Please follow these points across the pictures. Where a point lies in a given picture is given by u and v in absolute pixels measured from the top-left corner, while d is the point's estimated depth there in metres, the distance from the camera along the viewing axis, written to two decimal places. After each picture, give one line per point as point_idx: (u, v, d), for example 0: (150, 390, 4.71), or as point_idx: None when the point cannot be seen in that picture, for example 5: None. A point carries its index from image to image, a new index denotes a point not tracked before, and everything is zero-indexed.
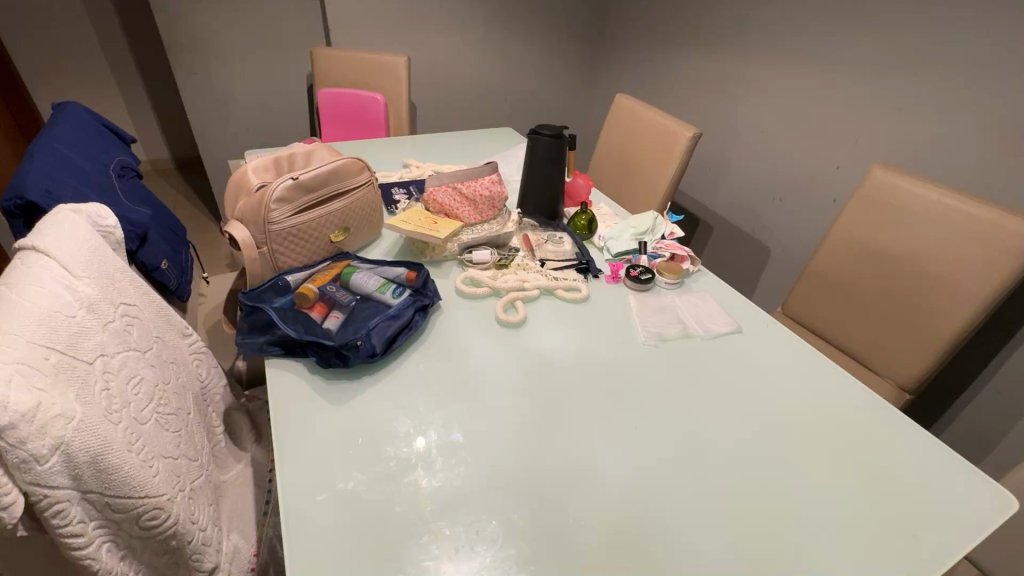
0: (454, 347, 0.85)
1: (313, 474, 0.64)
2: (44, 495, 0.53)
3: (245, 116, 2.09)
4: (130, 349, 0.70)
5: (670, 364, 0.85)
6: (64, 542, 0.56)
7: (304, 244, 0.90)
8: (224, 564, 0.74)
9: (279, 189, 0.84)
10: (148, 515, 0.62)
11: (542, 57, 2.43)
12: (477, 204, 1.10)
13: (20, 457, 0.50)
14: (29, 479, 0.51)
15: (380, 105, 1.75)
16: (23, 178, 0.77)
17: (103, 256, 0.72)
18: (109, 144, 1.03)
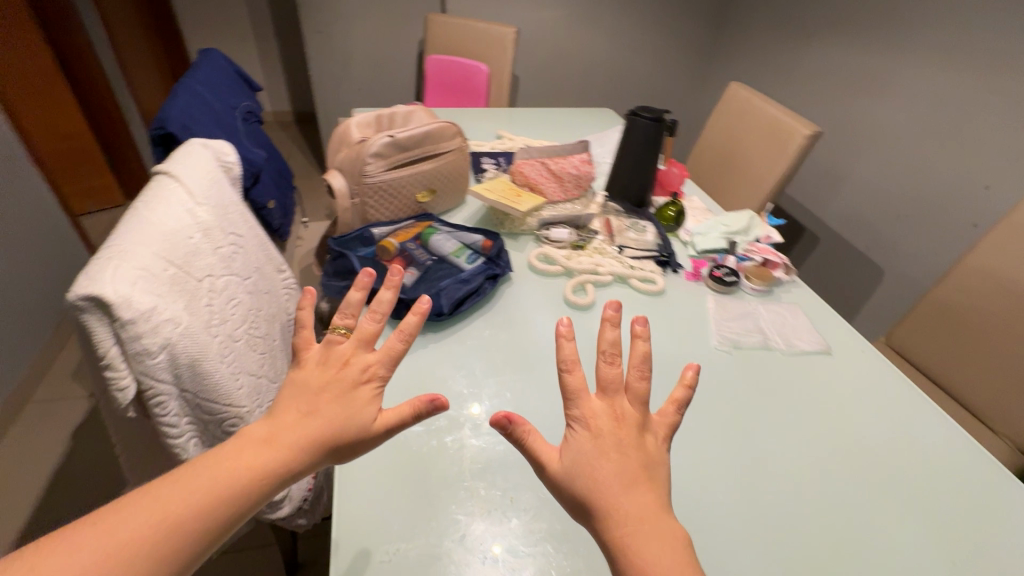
0: (518, 319, 0.86)
1: None
2: (151, 386, 0.61)
3: (360, 77, 2.21)
4: (233, 274, 0.78)
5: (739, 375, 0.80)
6: (162, 430, 0.65)
7: (392, 201, 0.94)
8: None
9: (377, 145, 0.88)
10: (229, 421, 0.70)
11: (655, 39, 2.32)
12: (563, 182, 1.10)
13: (136, 349, 0.58)
14: (140, 369, 0.59)
15: (483, 75, 1.78)
16: (166, 111, 0.87)
17: (221, 188, 0.81)
18: (240, 91, 1.14)
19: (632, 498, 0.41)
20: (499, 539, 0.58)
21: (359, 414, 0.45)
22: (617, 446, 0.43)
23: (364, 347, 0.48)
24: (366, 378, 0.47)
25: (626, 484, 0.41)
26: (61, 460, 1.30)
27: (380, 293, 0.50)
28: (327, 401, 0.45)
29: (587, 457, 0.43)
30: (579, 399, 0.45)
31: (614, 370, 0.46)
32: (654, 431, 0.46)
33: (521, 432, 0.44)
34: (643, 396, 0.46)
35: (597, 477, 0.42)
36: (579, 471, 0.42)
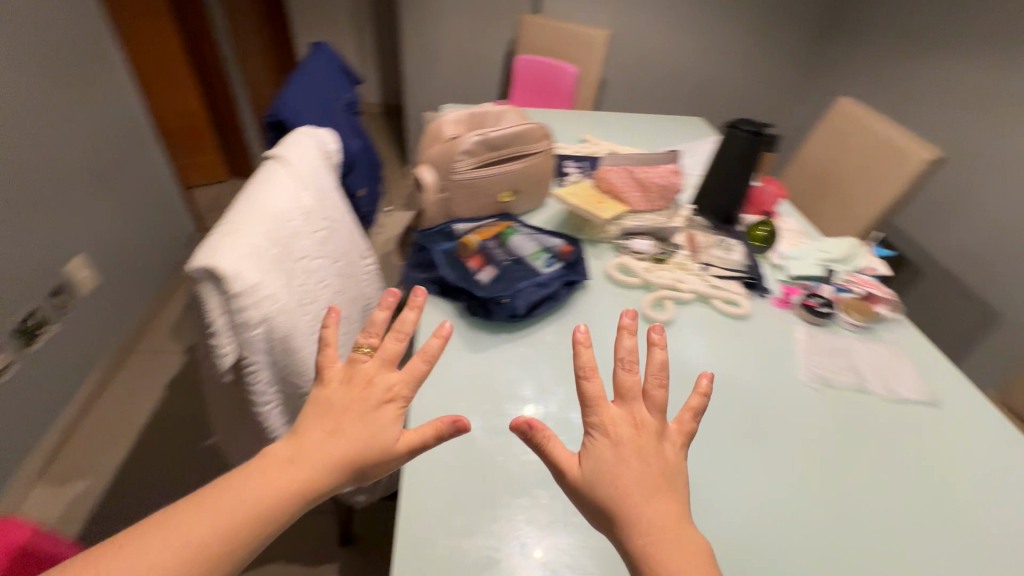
0: (592, 328, 0.84)
1: (441, 405, 0.70)
2: (248, 355, 0.65)
3: (448, 74, 2.26)
4: (325, 257, 0.82)
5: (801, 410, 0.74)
6: (252, 397, 0.69)
7: (476, 199, 0.96)
8: None
9: (469, 142, 0.90)
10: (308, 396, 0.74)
11: (755, 47, 2.20)
12: (648, 192, 1.06)
13: (240, 320, 0.62)
14: (241, 339, 0.64)
15: (570, 76, 1.75)
16: (281, 100, 0.93)
17: (321, 175, 0.86)
18: (344, 83, 1.20)
19: (652, 507, 0.41)
20: (559, 552, 0.57)
21: (382, 434, 0.44)
22: (637, 454, 0.43)
23: (388, 366, 0.48)
24: (388, 399, 0.46)
25: (646, 494, 0.41)
26: (155, 409, 1.43)
27: (404, 312, 0.50)
28: (349, 421, 0.45)
29: (608, 466, 0.42)
30: (599, 408, 0.45)
31: (632, 378, 0.46)
32: (672, 442, 0.45)
33: (543, 439, 0.43)
34: (661, 404, 0.46)
35: (620, 487, 0.41)
36: (600, 481, 0.42)
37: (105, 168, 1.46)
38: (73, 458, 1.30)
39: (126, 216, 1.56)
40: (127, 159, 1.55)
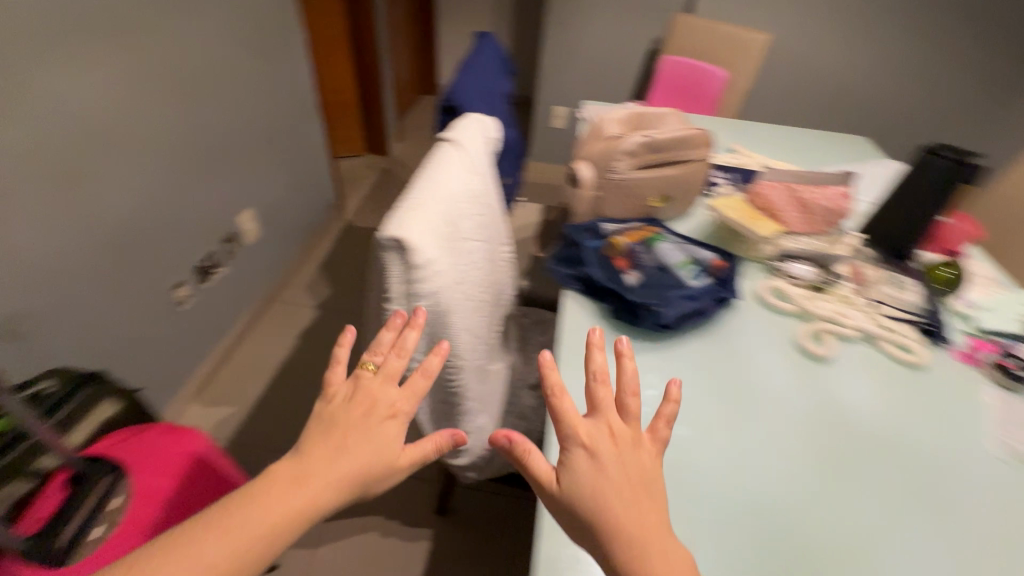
0: (740, 351, 0.80)
1: (584, 403, 0.70)
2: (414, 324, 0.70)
3: (585, 70, 2.24)
4: (481, 241, 0.86)
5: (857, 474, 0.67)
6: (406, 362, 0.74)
7: (627, 200, 0.94)
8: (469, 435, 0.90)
9: (632, 142, 0.88)
10: (449, 370, 0.78)
11: (938, 61, 1.94)
12: (810, 214, 0.97)
13: (415, 291, 0.67)
14: (412, 309, 0.68)
15: (717, 81, 1.68)
16: (455, 88, 0.97)
17: (485, 162, 0.89)
18: (503, 73, 1.23)
19: (627, 514, 0.42)
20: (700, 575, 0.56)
21: (387, 449, 0.46)
22: (616, 461, 0.45)
23: (390, 383, 0.51)
24: (391, 414, 0.48)
25: (621, 501, 0.43)
26: (290, 354, 1.60)
27: (406, 333, 0.54)
28: (353, 439, 0.45)
29: (586, 474, 0.44)
30: (572, 422, 0.47)
31: (605, 392, 0.49)
32: (650, 451, 0.47)
33: (522, 452, 0.46)
34: (635, 414, 0.48)
35: (597, 495, 0.43)
36: (581, 489, 0.44)
37: (277, 135, 1.64)
38: (224, 385, 1.50)
39: (288, 179, 1.75)
40: (295, 128, 1.73)
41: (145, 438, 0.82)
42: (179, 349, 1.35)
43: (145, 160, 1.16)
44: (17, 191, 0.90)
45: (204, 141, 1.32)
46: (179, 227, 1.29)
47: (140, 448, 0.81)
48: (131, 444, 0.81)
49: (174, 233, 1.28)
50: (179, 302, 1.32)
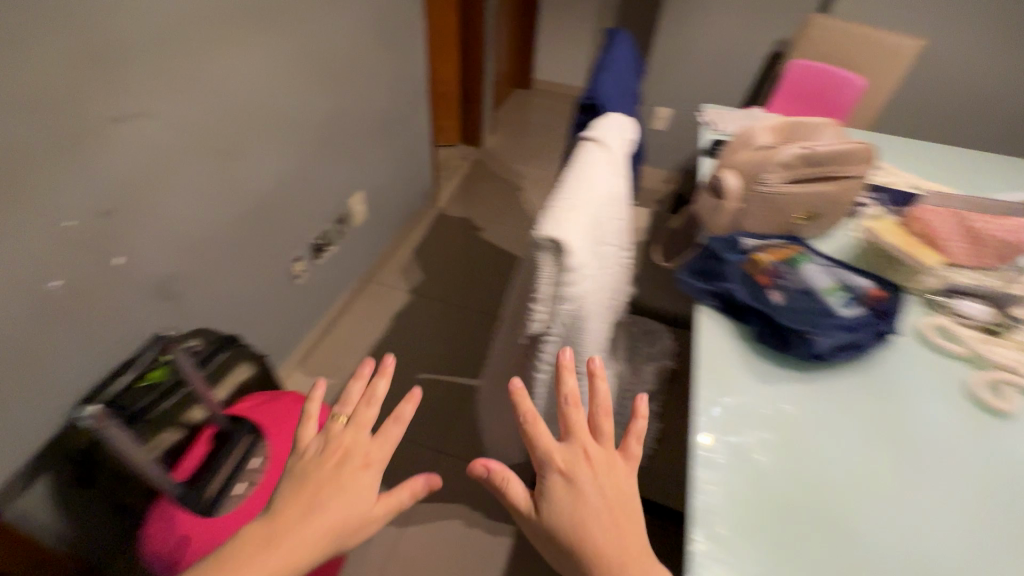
0: (901, 393, 0.73)
1: (730, 429, 0.66)
2: (554, 327, 0.69)
3: (696, 72, 2.14)
4: (616, 247, 0.83)
5: (948, 535, 0.60)
6: (538, 363, 0.73)
7: (771, 215, 0.88)
8: None
9: (789, 153, 0.81)
10: (575, 377, 0.77)
11: None
12: (980, 247, 0.84)
13: (564, 293, 0.65)
14: (557, 312, 0.67)
15: (854, 91, 1.54)
16: (598, 85, 0.93)
17: (625, 166, 0.86)
18: (635, 73, 1.18)
19: (604, 531, 0.46)
20: None
21: (363, 498, 0.47)
22: (596, 483, 0.48)
23: (361, 433, 0.51)
24: (365, 464, 0.49)
25: (600, 520, 0.46)
26: (383, 335, 1.65)
27: (376, 384, 0.54)
28: (327, 497, 0.46)
29: (564, 497, 0.47)
30: (548, 448, 0.50)
31: (578, 416, 0.52)
32: (623, 473, 0.51)
33: (502, 481, 0.49)
34: (605, 437, 0.52)
35: (580, 521, 0.46)
36: (564, 514, 0.47)
37: (391, 123, 1.69)
38: (323, 357, 1.57)
39: (395, 165, 1.80)
40: (407, 116, 1.77)
41: (279, 405, 0.88)
42: (289, 320, 1.43)
43: (285, 141, 1.22)
44: (186, 163, 0.97)
45: (333, 125, 1.38)
46: (302, 206, 1.36)
47: (276, 413, 0.86)
48: (267, 409, 0.87)
49: (298, 211, 1.35)
50: (295, 276, 1.40)
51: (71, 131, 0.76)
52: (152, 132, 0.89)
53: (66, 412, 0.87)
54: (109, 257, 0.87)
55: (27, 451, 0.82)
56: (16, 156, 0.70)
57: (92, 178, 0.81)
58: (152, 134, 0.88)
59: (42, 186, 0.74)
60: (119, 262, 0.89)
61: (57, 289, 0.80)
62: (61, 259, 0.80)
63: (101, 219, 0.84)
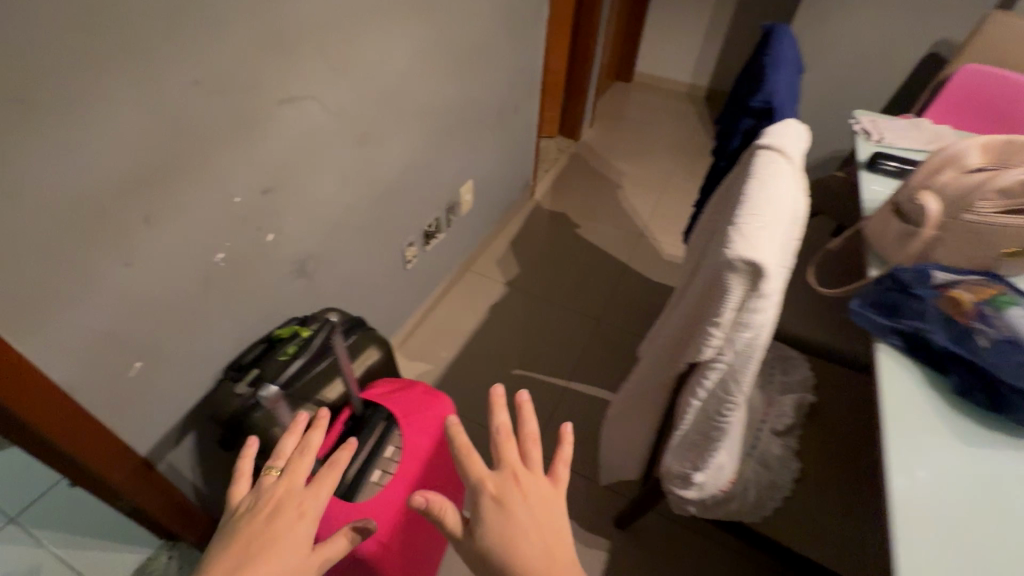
0: None
1: (931, 499, 0.58)
2: (725, 354, 0.63)
3: (833, 71, 1.94)
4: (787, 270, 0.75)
5: None
6: (695, 388, 0.68)
7: (978, 249, 0.75)
8: (709, 471, 0.83)
9: (1016, 179, 0.70)
10: (728, 407, 0.70)
11: None
12: None
13: (747, 321, 0.59)
14: (733, 339, 0.61)
15: None
16: (775, 85, 0.84)
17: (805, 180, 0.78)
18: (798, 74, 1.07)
19: (535, 550, 0.47)
20: None
21: (297, 545, 0.50)
22: (525, 501, 0.49)
23: (295, 485, 0.55)
24: (300, 513, 0.52)
25: (535, 542, 0.47)
26: (479, 327, 1.65)
27: (311, 437, 0.60)
28: (261, 548, 0.49)
29: (495, 521, 0.47)
30: (477, 471, 0.50)
31: (510, 447, 0.52)
32: (553, 499, 0.51)
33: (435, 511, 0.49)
34: (531, 462, 0.53)
35: (513, 542, 0.46)
36: (501, 534, 0.47)
37: (505, 111, 1.65)
38: (421, 342, 1.59)
39: (503, 155, 1.77)
40: (520, 106, 1.74)
41: (411, 394, 0.87)
42: (396, 303, 1.45)
43: (415, 128, 1.22)
44: (333, 146, 0.99)
45: (456, 113, 1.37)
46: (421, 192, 1.36)
47: (409, 403, 0.86)
48: (400, 398, 0.87)
49: (417, 197, 1.35)
50: (406, 261, 1.41)
51: (248, 110, 0.79)
52: (311, 114, 0.91)
53: (218, 373, 0.92)
54: (263, 233, 0.90)
55: (180, 411, 0.87)
56: (203, 133, 0.74)
57: (259, 156, 0.84)
58: (309, 116, 0.90)
59: (220, 162, 0.78)
60: (269, 238, 0.92)
61: (221, 261, 0.84)
62: (226, 233, 0.83)
63: (260, 196, 0.87)
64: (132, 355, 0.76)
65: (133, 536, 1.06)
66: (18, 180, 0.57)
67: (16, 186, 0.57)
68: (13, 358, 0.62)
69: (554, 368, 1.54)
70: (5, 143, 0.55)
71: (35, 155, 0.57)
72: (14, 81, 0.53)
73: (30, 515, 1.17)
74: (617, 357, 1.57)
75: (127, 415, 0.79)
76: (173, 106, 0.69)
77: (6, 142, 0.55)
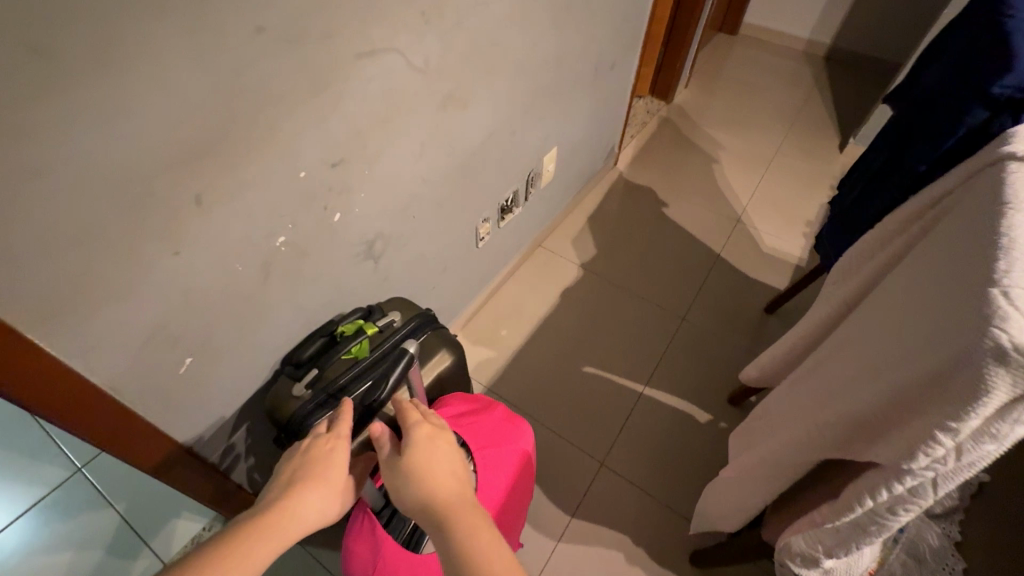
0: None
1: None
2: (942, 467, 0.45)
3: None
4: None
5: None
6: (875, 489, 0.51)
7: None
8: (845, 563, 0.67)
9: None
10: (904, 513, 0.53)
11: None
12: None
13: (997, 433, 0.41)
14: (968, 451, 0.43)
15: None
16: None
17: None
18: None
19: (444, 479, 0.56)
20: None
21: (331, 468, 0.61)
22: (443, 440, 0.60)
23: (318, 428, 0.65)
24: (328, 445, 0.63)
25: (448, 472, 0.56)
26: (549, 312, 1.50)
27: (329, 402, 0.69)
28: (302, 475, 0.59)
29: (415, 448, 0.58)
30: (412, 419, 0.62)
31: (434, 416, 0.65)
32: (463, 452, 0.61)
33: (378, 438, 0.61)
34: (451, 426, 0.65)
35: (427, 465, 0.56)
36: (418, 459, 0.57)
37: (603, 67, 1.41)
38: (485, 324, 1.47)
39: (592, 118, 1.55)
40: (619, 61, 1.49)
41: (486, 421, 0.79)
42: (464, 282, 1.32)
43: (504, 87, 1.04)
44: (414, 110, 0.83)
45: (550, 69, 1.16)
46: (502, 162, 1.19)
47: (485, 433, 0.77)
48: (474, 425, 0.77)
49: (497, 168, 1.18)
50: (478, 239, 1.27)
51: (321, 66, 0.64)
52: (392, 70, 0.74)
53: (274, 364, 0.83)
54: (330, 212, 0.78)
55: (234, 405, 0.80)
56: (268, 95, 0.59)
57: (332, 123, 0.70)
58: (389, 73, 0.74)
59: (286, 131, 0.64)
60: (336, 218, 0.80)
61: (281, 246, 0.73)
62: (289, 212, 0.71)
63: (330, 170, 0.74)
64: (184, 350, 0.67)
65: (187, 508, 1.04)
66: (41, 155, 0.45)
67: (41, 162, 0.45)
68: (48, 359, 0.53)
69: (629, 369, 1.38)
70: (22, 107, 0.42)
71: (61, 122, 0.45)
72: (34, 27, 0.40)
73: (96, 465, 1.18)
74: (702, 364, 1.39)
75: (180, 412, 0.71)
76: (232, 60, 0.54)
77: (26, 107, 0.42)
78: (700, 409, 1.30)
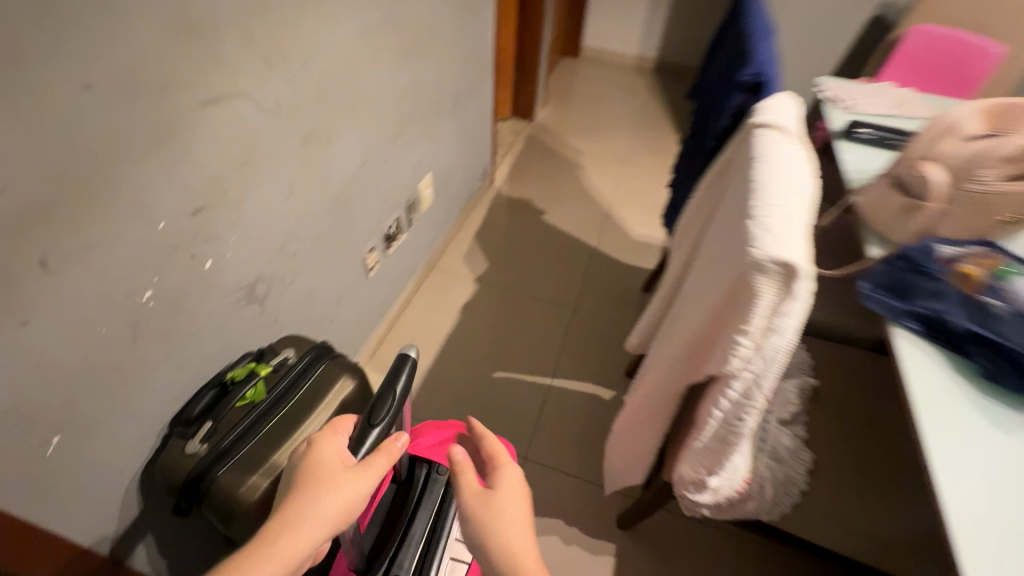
0: None
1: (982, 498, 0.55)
2: (752, 364, 0.56)
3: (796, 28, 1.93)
4: None
5: None
6: (719, 397, 0.61)
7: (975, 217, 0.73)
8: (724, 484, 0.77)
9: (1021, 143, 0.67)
10: (748, 416, 0.63)
11: None
12: None
13: (775, 327, 0.53)
14: (764, 347, 0.55)
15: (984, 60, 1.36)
16: (760, 54, 0.79)
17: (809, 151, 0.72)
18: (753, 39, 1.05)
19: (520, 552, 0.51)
20: None
21: (328, 469, 0.51)
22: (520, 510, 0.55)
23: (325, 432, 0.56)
24: (314, 444, 0.54)
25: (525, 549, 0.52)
26: (452, 329, 1.55)
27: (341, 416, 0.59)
28: (298, 482, 0.51)
29: (500, 522, 0.53)
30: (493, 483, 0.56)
31: (507, 468, 0.58)
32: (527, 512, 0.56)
33: (461, 465, 0.56)
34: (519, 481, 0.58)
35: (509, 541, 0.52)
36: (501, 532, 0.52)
37: (461, 96, 1.53)
38: (391, 352, 1.48)
39: (460, 142, 1.65)
40: (475, 89, 1.62)
41: None
42: (362, 313, 1.33)
43: (365, 122, 1.09)
44: (274, 151, 0.85)
45: (408, 101, 1.23)
46: (377, 192, 1.23)
47: None
48: None
49: (374, 198, 1.22)
50: (368, 269, 1.29)
51: (163, 118, 0.65)
52: (243, 115, 0.76)
53: (163, 428, 0.79)
54: (199, 260, 0.77)
55: (119, 481, 0.74)
56: (108, 152, 0.59)
57: (184, 171, 0.70)
58: (240, 117, 0.76)
59: (136, 184, 0.64)
60: (208, 266, 0.79)
61: (150, 301, 0.71)
62: (153, 266, 0.69)
63: (191, 218, 0.73)
64: (46, 431, 0.62)
65: None
66: None
67: None
68: None
69: (537, 365, 1.47)
70: None
71: None
72: None
73: None
74: (599, 348, 1.52)
75: (56, 499, 0.65)
76: (56, 119, 0.54)
77: None
78: (604, 388, 1.42)
